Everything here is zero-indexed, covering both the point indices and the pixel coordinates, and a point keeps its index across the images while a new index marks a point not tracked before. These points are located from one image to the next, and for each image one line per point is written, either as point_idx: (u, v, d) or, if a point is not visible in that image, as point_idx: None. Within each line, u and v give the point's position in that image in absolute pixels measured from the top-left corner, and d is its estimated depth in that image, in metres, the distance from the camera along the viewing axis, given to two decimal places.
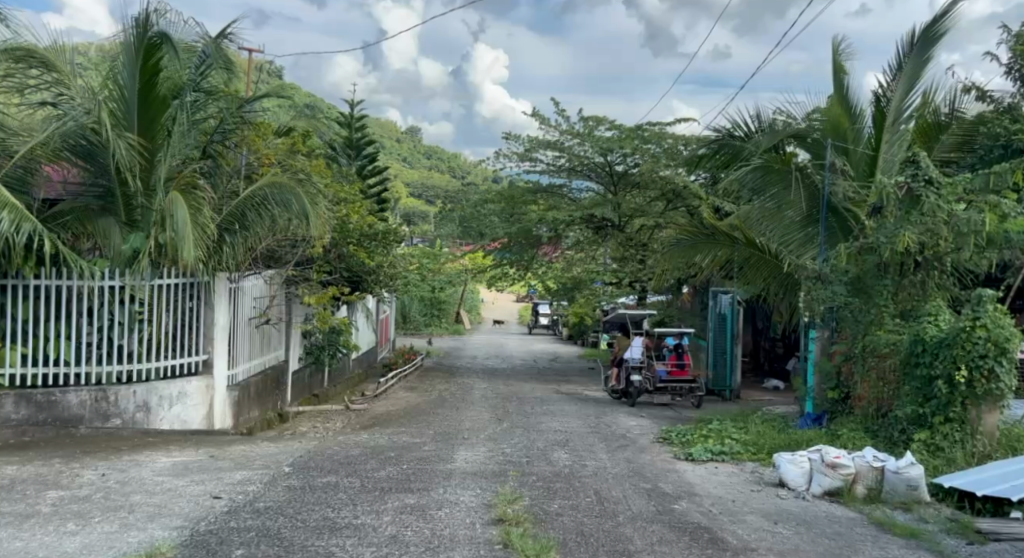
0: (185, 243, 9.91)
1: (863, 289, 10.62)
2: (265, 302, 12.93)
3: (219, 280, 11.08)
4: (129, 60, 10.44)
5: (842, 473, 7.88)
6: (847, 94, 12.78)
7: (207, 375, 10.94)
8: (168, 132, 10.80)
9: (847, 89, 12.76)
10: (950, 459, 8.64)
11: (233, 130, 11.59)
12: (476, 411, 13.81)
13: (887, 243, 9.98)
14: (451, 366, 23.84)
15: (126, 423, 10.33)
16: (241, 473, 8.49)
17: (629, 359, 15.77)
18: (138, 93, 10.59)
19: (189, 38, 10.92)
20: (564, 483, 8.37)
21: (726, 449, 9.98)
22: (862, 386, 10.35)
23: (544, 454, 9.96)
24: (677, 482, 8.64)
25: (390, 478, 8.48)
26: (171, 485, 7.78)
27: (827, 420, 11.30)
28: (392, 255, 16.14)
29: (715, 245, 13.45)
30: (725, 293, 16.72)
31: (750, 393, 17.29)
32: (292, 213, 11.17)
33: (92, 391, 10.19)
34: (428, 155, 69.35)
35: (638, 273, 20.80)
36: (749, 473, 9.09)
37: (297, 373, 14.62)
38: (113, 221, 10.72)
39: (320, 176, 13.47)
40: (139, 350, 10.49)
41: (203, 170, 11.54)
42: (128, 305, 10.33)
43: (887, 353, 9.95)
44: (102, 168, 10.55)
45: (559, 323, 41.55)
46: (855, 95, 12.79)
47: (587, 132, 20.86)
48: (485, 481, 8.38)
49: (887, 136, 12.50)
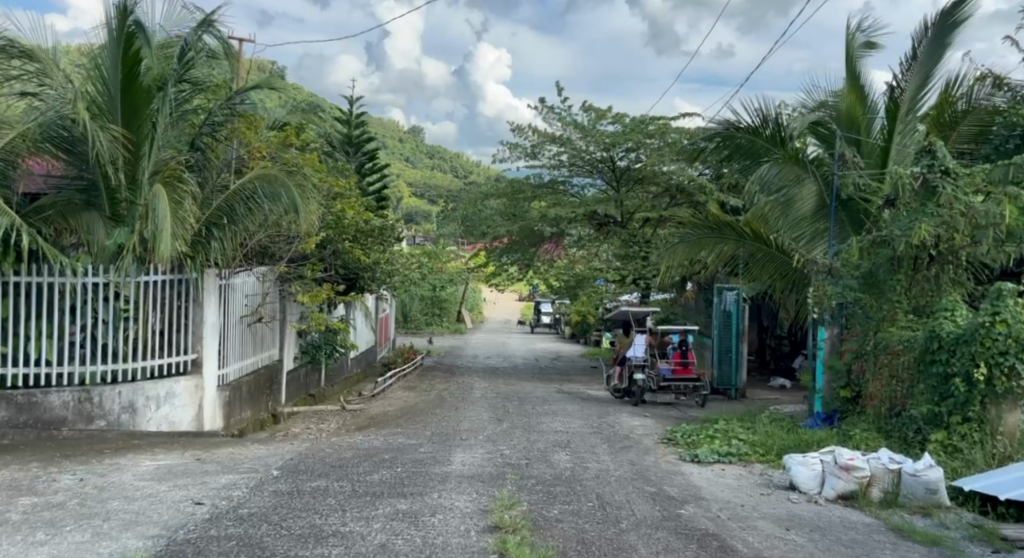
0: (164, 240, 9.54)
1: (875, 283, 10.28)
2: (258, 300, 12.58)
3: (208, 277, 10.74)
4: (110, 50, 10.03)
5: (857, 475, 7.49)
6: (860, 82, 12.60)
7: (196, 375, 10.59)
8: (153, 124, 10.44)
9: (860, 76, 12.60)
10: (969, 461, 8.19)
11: (223, 122, 11.20)
12: (475, 412, 13.43)
13: (903, 236, 9.65)
14: (451, 365, 23.48)
15: (111, 425, 9.96)
16: (227, 477, 8.12)
17: (632, 358, 15.32)
18: (119, 87, 10.20)
19: (166, 35, 10.76)
20: (566, 487, 8.00)
21: (733, 450, 9.60)
22: (873, 384, 10.07)
23: (544, 455, 9.58)
24: (683, 485, 8.27)
25: (383, 482, 8.08)
26: (153, 491, 7.40)
27: (838, 421, 10.93)
28: (389, 252, 15.70)
29: (720, 240, 13.15)
30: (731, 290, 16.19)
31: (756, 392, 16.91)
32: (283, 207, 10.82)
33: (75, 392, 9.82)
34: (432, 155, 69.02)
35: (642, 270, 20.06)
36: (758, 475, 8.70)
37: (292, 373, 14.27)
38: (96, 216, 10.37)
39: (315, 169, 13.07)
40: (125, 349, 10.13)
41: (190, 162, 11.15)
42: (113, 302, 9.99)
43: (899, 349, 9.62)
44: (84, 161, 10.19)
45: (561, 322, 41.21)
46: (868, 86, 12.66)
47: (591, 125, 20.57)
48: (482, 485, 8.00)
49: (900, 128, 12.32)
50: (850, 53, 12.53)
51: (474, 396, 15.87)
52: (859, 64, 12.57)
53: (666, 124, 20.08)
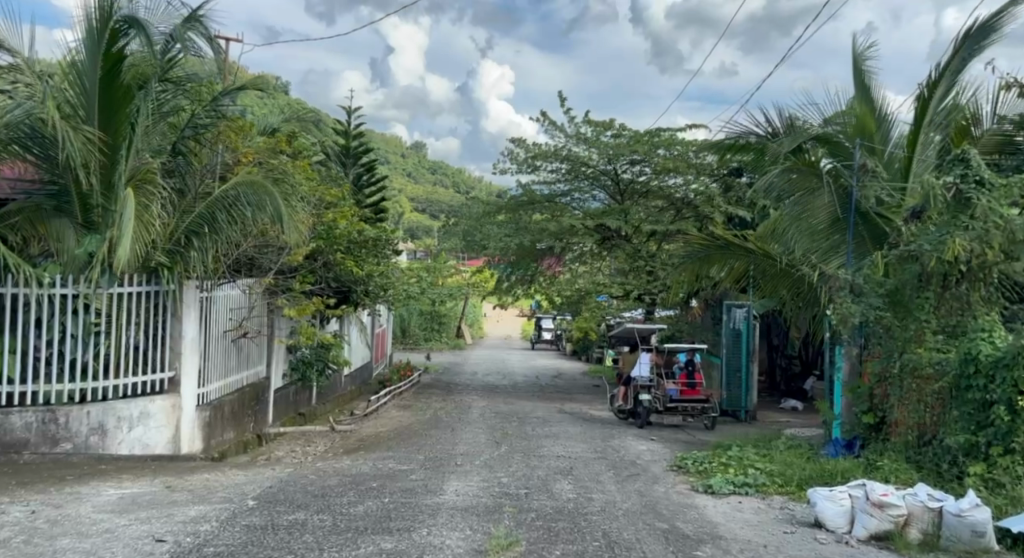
0: (124, 243, 8.85)
1: (900, 302, 9.52)
2: (244, 314, 11.87)
3: (188, 289, 10.07)
4: (87, 45, 9.27)
5: (892, 513, 6.76)
6: (870, 93, 11.99)
7: (173, 394, 9.90)
8: (132, 124, 9.68)
9: (873, 88, 11.99)
10: (1015, 498, 7.38)
11: (208, 125, 10.54)
12: (472, 434, 12.68)
13: (933, 251, 8.94)
14: (449, 382, 22.74)
15: (77, 449, 9.27)
16: (196, 508, 7.40)
17: (638, 378, 14.77)
18: (98, 86, 9.43)
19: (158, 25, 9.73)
20: (568, 522, 7.29)
21: (750, 481, 8.86)
22: (898, 410, 9.29)
23: (545, 484, 8.84)
24: (697, 520, 7.54)
25: (367, 515, 7.34)
26: (111, 526, 6.74)
27: (859, 447, 10.16)
28: (386, 265, 14.91)
29: (730, 256, 12.59)
30: (740, 307, 15.55)
31: (767, 414, 16.17)
32: (268, 215, 10.10)
33: (40, 412, 9.14)
34: (433, 170, 68.42)
35: (649, 285, 19.63)
36: (779, 510, 7.96)
37: (280, 391, 13.53)
38: (67, 222, 9.66)
39: (305, 176, 12.44)
40: (96, 366, 9.43)
41: (169, 167, 10.47)
42: (82, 315, 9.29)
43: (930, 372, 8.86)
44: (54, 165, 9.46)
45: (563, 338, 40.56)
46: (877, 95, 11.98)
47: (594, 137, 19.97)
48: (476, 519, 7.29)
49: (923, 137, 11.55)
50: (858, 61, 11.85)
51: (472, 416, 15.11)
52: (869, 75, 11.97)
53: (671, 135, 19.46)
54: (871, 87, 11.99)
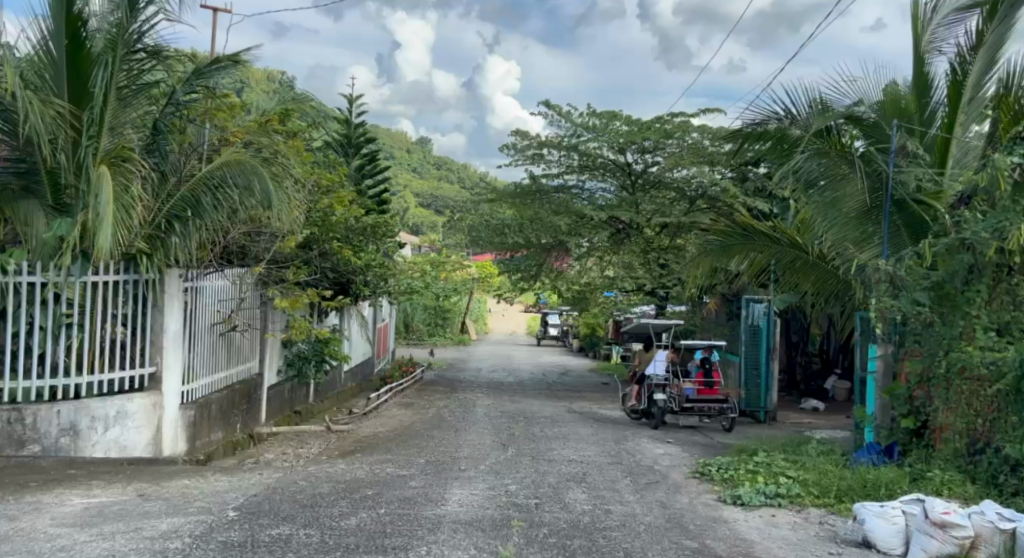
0: (104, 229, 8.10)
1: (948, 296, 8.64)
2: (233, 306, 11.07)
3: (169, 277, 9.29)
4: (52, 10, 8.46)
5: (957, 535, 6.00)
6: (923, 69, 10.98)
7: (154, 393, 9.12)
8: (106, 97, 8.90)
9: (924, 60, 10.95)
10: None
11: (191, 101, 9.72)
12: (477, 435, 11.86)
13: (992, 239, 8.05)
14: (452, 379, 22.00)
15: (46, 451, 8.44)
16: (170, 521, 6.63)
17: (652, 376, 13.92)
18: (65, 54, 8.64)
19: None
20: (585, 539, 6.50)
21: (783, 491, 8.05)
22: (943, 415, 8.46)
23: (558, 493, 8.04)
24: (730, 538, 6.72)
25: (360, 530, 6.55)
26: (68, 543, 5.99)
27: (899, 453, 9.26)
28: (385, 253, 14.07)
29: (751, 247, 11.77)
30: (759, 302, 14.76)
31: (787, 415, 15.33)
32: (258, 199, 9.34)
33: (4, 411, 8.31)
34: (439, 165, 67.75)
35: (661, 279, 18.80)
36: (819, 526, 7.15)
37: (275, 388, 12.78)
38: (36, 205, 8.93)
39: (299, 158, 11.54)
40: (68, 362, 8.65)
41: (150, 145, 9.57)
42: (52, 306, 8.48)
43: (984, 374, 8.02)
44: (19, 142, 8.66)
45: (569, 335, 39.75)
46: (934, 69, 10.99)
47: (602, 125, 19.07)
48: (482, 536, 6.49)
49: (963, 115, 10.64)
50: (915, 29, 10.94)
51: (477, 415, 14.33)
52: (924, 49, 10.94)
53: (684, 123, 18.74)
54: (925, 60, 10.95)
